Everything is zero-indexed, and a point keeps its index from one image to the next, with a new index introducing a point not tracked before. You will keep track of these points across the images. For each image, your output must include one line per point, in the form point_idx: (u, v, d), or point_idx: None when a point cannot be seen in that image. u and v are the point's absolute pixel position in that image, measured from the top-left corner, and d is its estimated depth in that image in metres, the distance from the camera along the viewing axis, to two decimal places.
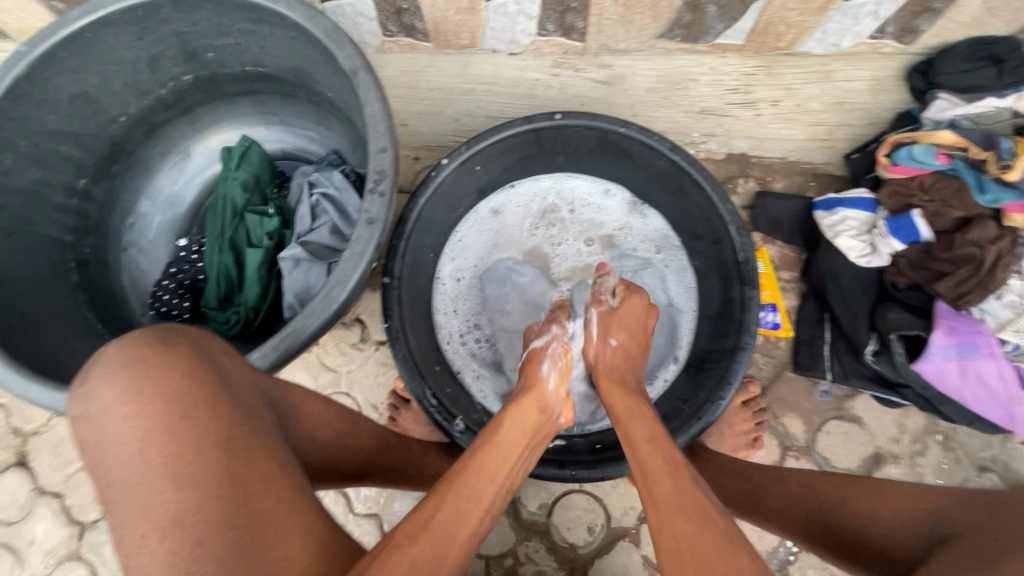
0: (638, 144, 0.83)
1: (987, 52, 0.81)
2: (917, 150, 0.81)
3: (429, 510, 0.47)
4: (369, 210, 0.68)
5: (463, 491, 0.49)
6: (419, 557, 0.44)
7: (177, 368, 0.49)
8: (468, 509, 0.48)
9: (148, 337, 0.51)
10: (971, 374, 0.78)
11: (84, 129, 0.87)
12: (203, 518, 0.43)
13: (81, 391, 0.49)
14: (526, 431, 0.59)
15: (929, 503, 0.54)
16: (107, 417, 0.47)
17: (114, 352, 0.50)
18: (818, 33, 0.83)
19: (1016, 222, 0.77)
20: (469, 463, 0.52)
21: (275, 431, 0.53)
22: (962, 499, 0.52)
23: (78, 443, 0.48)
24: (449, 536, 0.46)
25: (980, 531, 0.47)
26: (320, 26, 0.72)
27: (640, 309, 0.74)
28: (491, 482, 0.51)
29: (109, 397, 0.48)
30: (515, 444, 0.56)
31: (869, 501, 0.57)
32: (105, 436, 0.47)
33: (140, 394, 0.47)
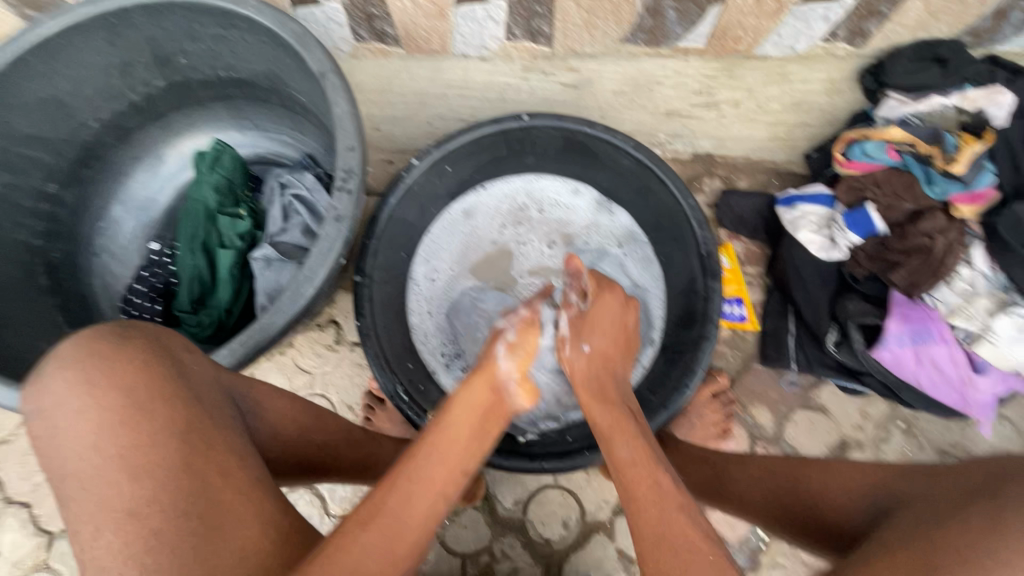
0: (604, 143, 0.85)
1: (933, 54, 0.86)
2: (870, 147, 0.84)
3: (380, 498, 0.48)
4: (337, 206, 0.69)
5: (413, 477, 0.50)
6: (372, 542, 0.45)
7: (133, 362, 0.49)
8: (418, 497, 0.49)
9: (103, 333, 0.51)
10: (926, 359, 0.81)
11: (55, 133, 0.87)
12: (159, 508, 0.44)
13: (35, 385, 0.49)
14: (480, 408, 0.59)
15: (877, 477, 0.56)
16: (62, 410, 0.47)
17: (68, 347, 0.50)
18: (774, 37, 0.87)
19: (964, 213, 0.82)
20: (417, 451, 0.52)
21: (237, 427, 0.54)
22: (905, 473, 0.54)
23: (31, 438, 0.48)
24: (398, 527, 0.46)
25: (923, 500, 0.49)
26: (290, 31, 0.74)
27: (614, 304, 0.73)
28: (442, 466, 0.52)
29: (63, 390, 0.48)
30: (469, 418, 0.57)
31: (821, 480, 0.59)
32: (59, 429, 0.47)
33: (94, 386, 0.47)
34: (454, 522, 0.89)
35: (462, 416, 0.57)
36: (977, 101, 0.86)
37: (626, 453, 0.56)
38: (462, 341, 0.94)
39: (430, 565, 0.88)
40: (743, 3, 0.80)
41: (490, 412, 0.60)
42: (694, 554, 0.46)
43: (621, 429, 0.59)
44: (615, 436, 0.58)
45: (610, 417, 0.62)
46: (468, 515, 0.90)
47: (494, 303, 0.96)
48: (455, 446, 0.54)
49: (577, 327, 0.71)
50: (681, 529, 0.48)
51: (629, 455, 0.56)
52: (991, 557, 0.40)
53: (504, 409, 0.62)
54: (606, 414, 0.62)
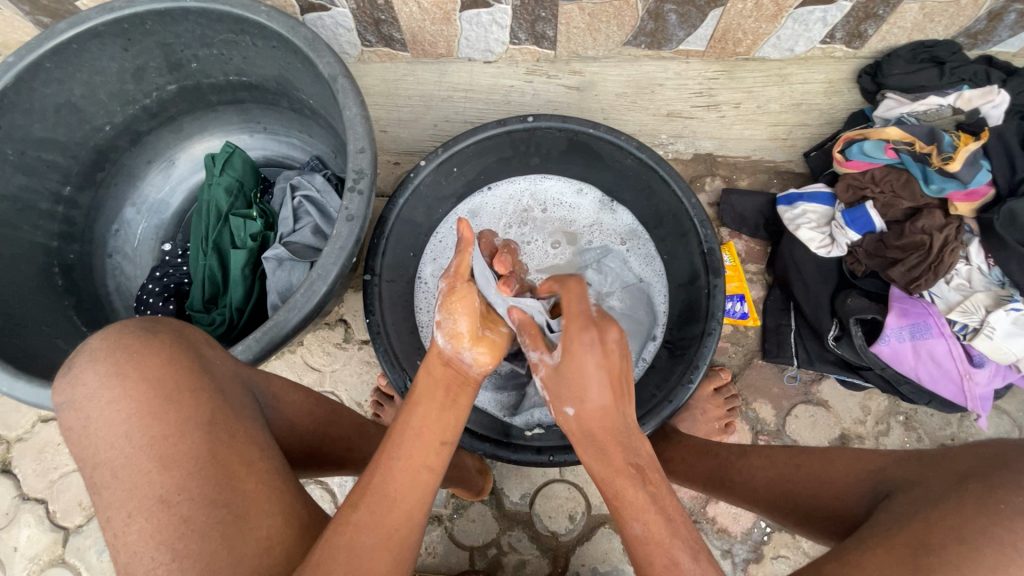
0: (608, 143, 0.87)
1: (929, 55, 0.90)
2: (868, 146, 0.86)
3: (367, 478, 0.51)
4: (349, 207, 0.71)
5: (393, 458, 0.52)
6: (364, 517, 0.47)
7: (159, 355, 0.51)
8: (400, 470, 0.51)
9: (131, 326, 0.53)
10: (924, 353, 0.82)
11: (71, 137, 0.89)
12: (188, 497, 0.45)
13: (66, 376, 0.50)
14: (440, 385, 0.61)
15: (873, 463, 0.57)
16: (92, 401, 0.49)
17: (97, 341, 0.51)
18: (773, 39, 0.92)
19: (961, 210, 0.84)
20: (392, 436, 0.54)
21: (257, 420, 0.55)
22: (900, 457, 0.56)
23: (63, 429, 0.50)
24: (384, 499, 0.49)
25: (918, 483, 0.50)
26: (301, 36, 0.76)
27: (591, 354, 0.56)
28: (416, 440, 0.54)
29: (94, 382, 0.49)
30: (433, 397, 0.59)
31: (821, 468, 0.61)
32: (90, 420, 0.49)
33: (124, 378, 0.49)
34: (462, 516, 0.91)
35: (425, 396, 0.59)
36: (972, 101, 0.87)
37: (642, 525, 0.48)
38: None
39: (439, 559, 0.90)
40: (742, 7, 0.84)
41: (450, 385, 0.61)
42: None
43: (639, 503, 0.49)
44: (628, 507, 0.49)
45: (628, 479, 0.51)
46: (475, 509, 0.91)
47: None
48: (428, 422, 0.56)
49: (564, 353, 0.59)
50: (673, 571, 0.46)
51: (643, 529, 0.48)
52: (981, 532, 0.42)
53: (466, 381, 0.64)
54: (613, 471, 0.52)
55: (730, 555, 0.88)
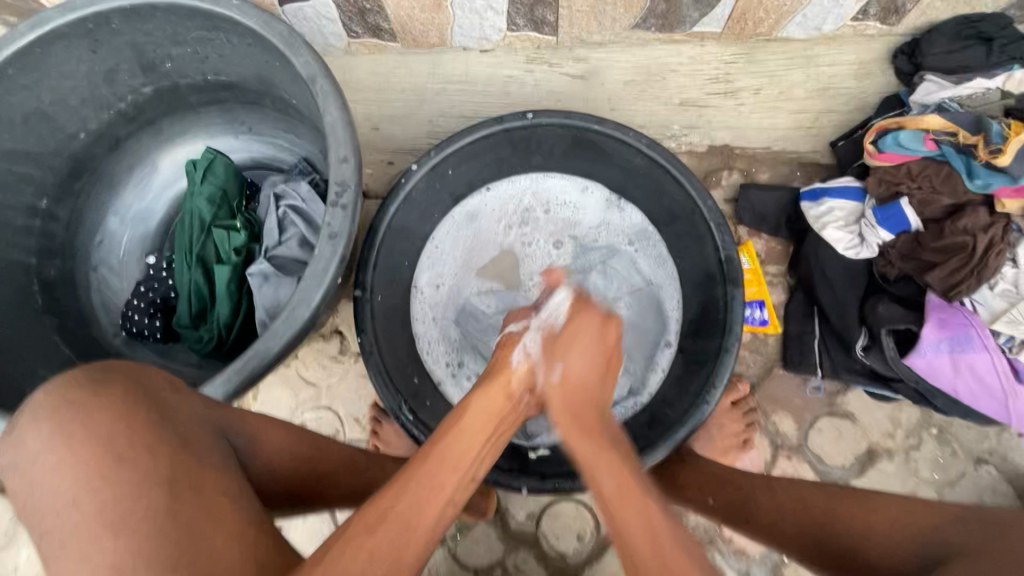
0: (615, 141, 0.80)
1: (975, 31, 0.80)
2: (905, 136, 0.78)
3: (388, 500, 0.46)
4: (331, 223, 0.65)
5: (423, 482, 0.48)
6: (380, 547, 0.43)
7: (109, 407, 0.46)
8: (427, 498, 0.47)
9: (79, 377, 0.48)
10: (963, 367, 0.75)
11: (43, 146, 0.85)
12: (143, 563, 0.40)
13: (10, 438, 0.47)
14: (495, 412, 0.57)
15: (925, 522, 0.52)
16: (37, 465, 0.45)
17: (41, 397, 0.47)
18: (799, 18, 0.84)
19: (1009, 207, 0.75)
20: (430, 457, 0.50)
21: (228, 465, 0.50)
22: (956, 517, 0.51)
23: (9, 495, 0.45)
24: (406, 533, 0.45)
25: (982, 553, 0.45)
26: (275, 32, 0.69)
27: (591, 325, 0.65)
28: (456, 470, 0.50)
29: (38, 445, 0.45)
30: (486, 419, 0.56)
31: (861, 518, 0.56)
32: (35, 484, 0.44)
33: (70, 438, 0.45)
34: (466, 536, 0.87)
35: (478, 420, 0.55)
36: None
37: (609, 490, 0.50)
38: (478, 360, 0.91)
39: None
40: None
41: (505, 419, 0.58)
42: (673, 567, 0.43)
43: (603, 465, 0.52)
44: (596, 469, 0.52)
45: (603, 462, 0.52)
46: (480, 530, 0.87)
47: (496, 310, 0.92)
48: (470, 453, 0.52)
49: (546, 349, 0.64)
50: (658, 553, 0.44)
51: (613, 492, 0.49)
52: None
53: (515, 417, 0.61)
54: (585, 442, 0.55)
55: None
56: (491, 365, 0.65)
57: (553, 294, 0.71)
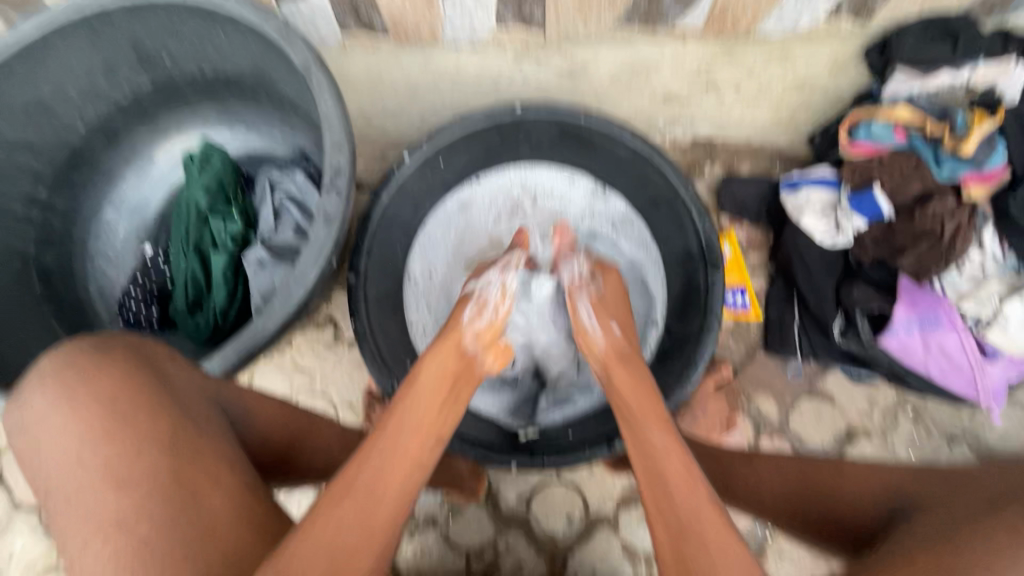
0: (601, 133, 0.84)
1: (941, 29, 0.81)
2: (876, 128, 0.81)
3: (351, 472, 0.47)
4: (326, 207, 0.68)
5: (383, 451, 0.49)
6: (347, 517, 0.44)
7: (114, 373, 0.48)
8: (390, 465, 0.48)
9: (84, 345, 0.50)
10: (934, 346, 0.79)
11: (42, 138, 0.86)
12: (147, 518, 0.42)
13: (19, 402, 0.49)
14: (448, 372, 0.60)
15: (893, 481, 0.56)
16: (45, 426, 0.46)
17: (46, 363, 0.49)
18: (775, 14, 0.82)
19: (975, 195, 0.79)
20: (387, 423, 0.52)
21: (225, 434, 0.52)
22: (922, 477, 0.55)
23: (20, 454, 0.48)
24: (371, 499, 0.45)
25: (943, 506, 0.49)
26: (272, 25, 0.71)
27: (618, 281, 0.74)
28: (414, 437, 0.51)
29: (45, 408, 0.47)
30: (437, 387, 0.58)
31: (833, 479, 0.59)
32: (44, 445, 0.46)
33: (76, 400, 0.46)
34: (458, 519, 0.89)
35: (431, 385, 0.58)
36: (987, 77, 0.81)
37: (663, 443, 0.52)
38: None
39: (435, 562, 0.88)
40: None
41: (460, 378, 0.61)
42: (717, 548, 0.43)
43: (656, 420, 0.55)
44: (650, 424, 0.54)
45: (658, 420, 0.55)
46: (471, 512, 0.89)
47: None
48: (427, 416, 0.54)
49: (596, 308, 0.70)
50: (709, 518, 0.45)
51: (664, 447, 0.51)
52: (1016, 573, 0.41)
53: (472, 377, 0.64)
54: (632, 397, 0.59)
55: None
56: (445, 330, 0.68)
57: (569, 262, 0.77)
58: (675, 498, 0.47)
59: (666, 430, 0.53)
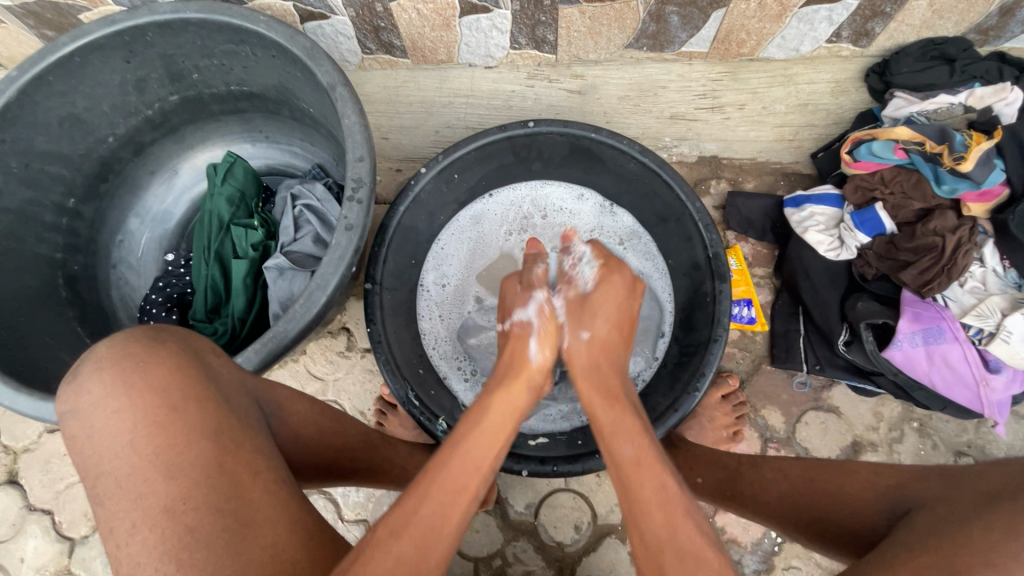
0: (610, 148, 0.86)
1: (938, 52, 0.86)
2: (876, 147, 0.84)
3: (411, 507, 0.49)
4: (348, 216, 0.70)
5: (446, 487, 0.50)
6: (405, 553, 0.46)
7: (165, 363, 0.50)
8: (452, 503, 0.50)
9: (135, 335, 0.52)
10: (938, 358, 0.81)
11: (74, 149, 0.90)
12: (193, 506, 0.44)
13: (71, 386, 0.50)
14: (516, 409, 0.62)
15: (893, 479, 0.59)
16: (97, 411, 0.48)
17: (102, 349, 0.51)
18: (777, 40, 0.87)
19: (975, 211, 0.82)
20: (452, 454, 0.53)
21: (262, 429, 0.54)
22: (920, 474, 0.57)
23: (67, 437, 0.49)
24: (430, 534, 0.48)
25: (943, 504, 0.52)
26: (300, 45, 0.75)
27: (619, 289, 0.73)
28: (474, 476, 0.52)
29: (99, 393, 0.49)
30: (505, 421, 0.59)
31: (837, 482, 0.63)
32: (95, 429, 0.48)
33: (129, 388, 0.48)
34: (466, 527, 0.90)
35: (498, 422, 0.59)
36: (983, 99, 0.84)
37: (632, 456, 0.57)
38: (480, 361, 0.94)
39: None
40: (745, 8, 0.80)
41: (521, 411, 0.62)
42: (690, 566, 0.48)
43: (630, 434, 0.59)
44: (617, 438, 0.59)
45: (631, 437, 0.59)
46: (480, 520, 0.90)
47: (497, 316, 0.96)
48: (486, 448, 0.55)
49: (574, 313, 0.72)
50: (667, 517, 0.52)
51: (635, 458, 0.56)
52: (1011, 556, 0.43)
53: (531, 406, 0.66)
54: (604, 410, 0.63)
55: (739, 566, 0.87)
56: (507, 356, 0.70)
57: (574, 255, 0.78)
58: (637, 488, 0.54)
59: (635, 442, 0.58)
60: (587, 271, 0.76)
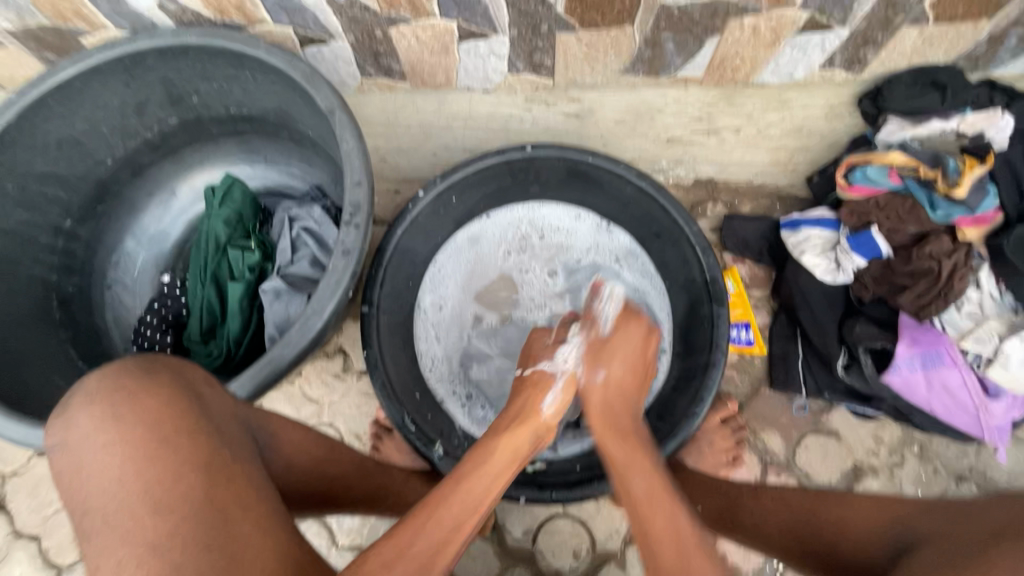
0: (608, 172, 0.87)
1: (930, 79, 0.85)
2: (871, 172, 0.84)
3: (405, 540, 0.47)
4: (345, 240, 0.70)
5: (441, 523, 0.49)
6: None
7: (157, 395, 0.50)
8: (447, 540, 0.48)
9: (128, 368, 0.52)
10: (937, 383, 0.81)
11: (72, 171, 0.90)
12: (180, 543, 0.43)
13: (61, 419, 0.50)
14: (518, 453, 0.61)
15: (897, 512, 0.58)
16: (85, 444, 0.48)
17: (93, 383, 0.50)
18: (772, 65, 0.87)
19: (969, 235, 0.82)
20: (452, 485, 0.53)
21: (255, 462, 0.53)
22: (924, 509, 0.57)
23: (53, 473, 0.48)
24: (422, 571, 0.46)
25: (944, 540, 0.51)
26: (299, 70, 0.76)
27: (636, 335, 0.75)
28: (473, 514, 0.51)
29: (89, 426, 0.48)
30: (508, 462, 0.59)
31: (838, 513, 0.62)
32: (82, 463, 0.47)
33: (119, 421, 0.48)
34: (463, 554, 0.88)
35: (501, 463, 0.58)
36: (976, 124, 0.85)
37: (640, 487, 0.58)
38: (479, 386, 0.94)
39: None
40: (739, 35, 0.81)
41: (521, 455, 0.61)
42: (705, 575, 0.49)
43: (640, 467, 0.60)
44: (630, 470, 0.60)
45: (647, 490, 0.58)
46: (477, 547, 0.88)
47: (495, 340, 0.97)
48: (486, 487, 0.54)
49: (590, 356, 0.73)
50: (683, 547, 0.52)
51: (644, 490, 0.58)
52: None
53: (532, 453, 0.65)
54: (617, 446, 0.64)
55: None
56: (517, 406, 0.69)
57: (603, 307, 0.79)
58: (651, 525, 0.55)
59: (645, 475, 0.60)
60: (609, 311, 0.78)
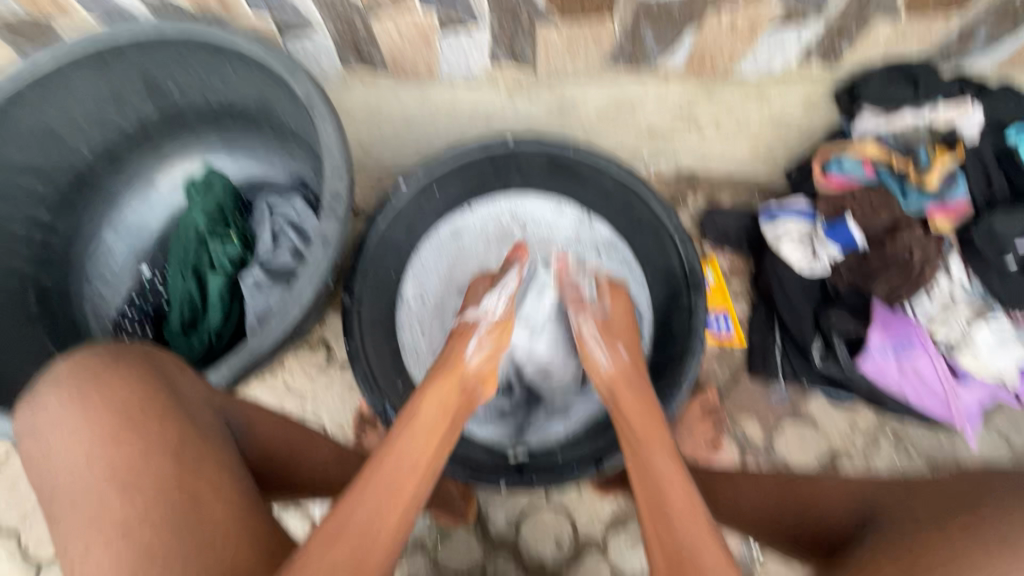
0: (589, 165, 0.89)
1: (903, 73, 0.87)
2: (847, 162, 0.89)
3: (349, 508, 0.48)
4: (325, 230, 0.70)
5: (381, 486, 0.50)
6: (341, 560, 0.44)
7: (126, 379, 0.50)
8: (388, 502, 0.49)
9: (98, 353, 0.52)
10: (908, 369, 0.83)
11: (48, 162, 0.89)
12: (150, 524, 0.43)
13: (32, 404, 0.50)
14: (449, 407, 0.64)
15: (864, 489, 0.60)
16: (56, 428, 0.48)
17: (63, 368, 0.50)
18: (750, 56, 0.87)
19: (941, 227, 0.86)
20: (388, 453, 0.54)
21: (228, 446, 0.53)
22: (889, 487, 0.58)
23: (26, 457, 0.49)
24: (368, 540, 0.46)
25: (908, 517, 0.52)
26: (278, 60, 0.75)
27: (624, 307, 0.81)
28: (411, 472, 0.53)
29: (59, 410, 0.48)
30: (439, 420, 0.61)
31: (808, 490, 0.64)
32: (53, 448, 0.47)
33: (89, 405, 0.48)
34: (446, 542, 0.89)
35: (432, 417, 0.61)
36: (946, 116, 0.86)
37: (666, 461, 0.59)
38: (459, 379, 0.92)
39: None
40: (718, 27, 0.82)
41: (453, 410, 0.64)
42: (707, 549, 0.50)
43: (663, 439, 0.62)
44: (653, 442, 0.62)
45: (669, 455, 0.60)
46: (460, 535, 0.89)
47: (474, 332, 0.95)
48: (419, 446, 0.56)
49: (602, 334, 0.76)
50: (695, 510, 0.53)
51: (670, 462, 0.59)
52: None
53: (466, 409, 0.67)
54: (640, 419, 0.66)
55: None
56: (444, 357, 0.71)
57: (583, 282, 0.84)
58: (664, 495, 0.55)
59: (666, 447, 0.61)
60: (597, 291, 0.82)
